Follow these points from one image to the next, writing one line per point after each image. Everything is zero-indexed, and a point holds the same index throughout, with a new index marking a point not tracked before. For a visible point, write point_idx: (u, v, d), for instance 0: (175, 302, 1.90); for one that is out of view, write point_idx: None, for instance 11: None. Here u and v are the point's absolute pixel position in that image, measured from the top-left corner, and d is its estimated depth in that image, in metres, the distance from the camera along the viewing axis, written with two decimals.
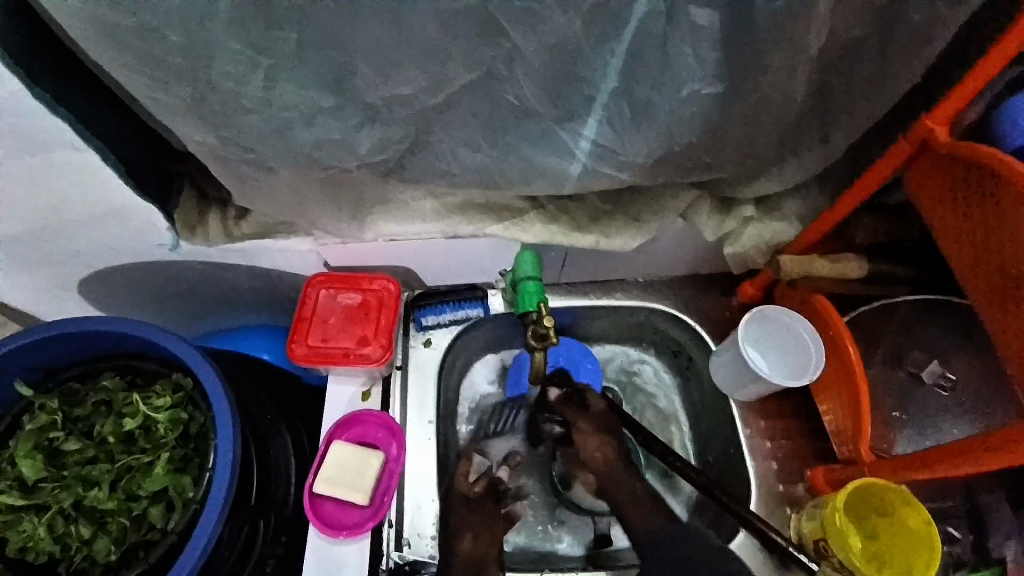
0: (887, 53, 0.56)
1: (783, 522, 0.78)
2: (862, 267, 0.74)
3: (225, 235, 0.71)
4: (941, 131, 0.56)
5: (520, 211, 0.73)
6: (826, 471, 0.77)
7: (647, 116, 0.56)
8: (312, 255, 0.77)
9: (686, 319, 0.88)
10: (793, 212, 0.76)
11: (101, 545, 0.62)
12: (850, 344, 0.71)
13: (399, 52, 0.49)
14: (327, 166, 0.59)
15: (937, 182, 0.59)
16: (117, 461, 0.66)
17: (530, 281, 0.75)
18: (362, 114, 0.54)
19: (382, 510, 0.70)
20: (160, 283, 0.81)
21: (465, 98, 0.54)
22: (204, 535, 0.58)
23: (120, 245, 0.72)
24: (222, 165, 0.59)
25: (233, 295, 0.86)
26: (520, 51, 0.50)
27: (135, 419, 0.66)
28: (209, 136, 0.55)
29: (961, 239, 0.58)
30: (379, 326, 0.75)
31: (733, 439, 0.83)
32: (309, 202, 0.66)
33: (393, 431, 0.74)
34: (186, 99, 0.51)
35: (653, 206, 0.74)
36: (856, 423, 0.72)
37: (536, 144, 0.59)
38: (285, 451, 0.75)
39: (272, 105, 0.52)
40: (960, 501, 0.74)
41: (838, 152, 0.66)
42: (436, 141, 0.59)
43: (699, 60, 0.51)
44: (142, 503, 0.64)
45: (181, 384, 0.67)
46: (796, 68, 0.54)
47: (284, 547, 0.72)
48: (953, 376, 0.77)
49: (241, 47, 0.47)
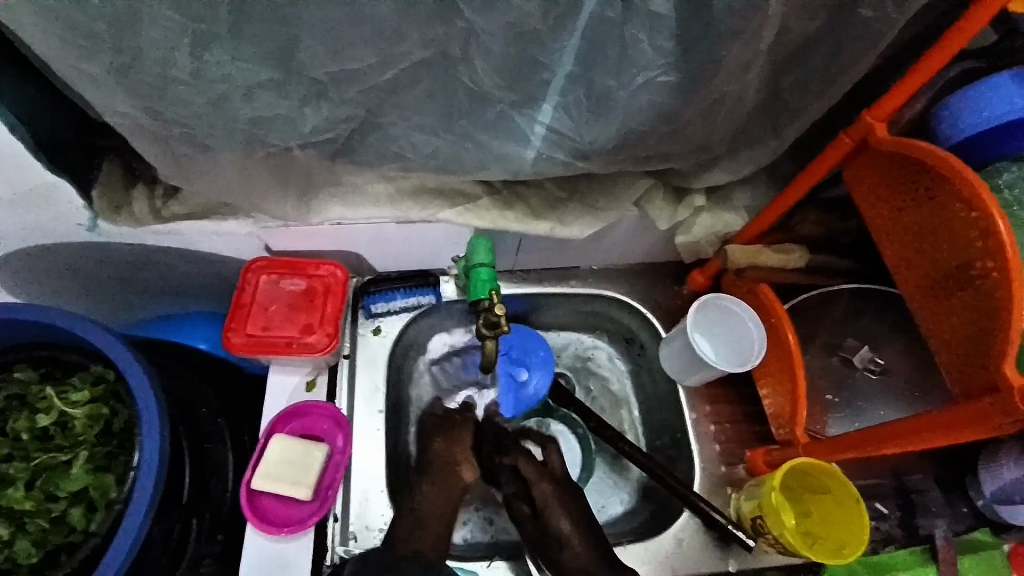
0: (835, 49, 0.57)
1: (724, 503, 0.81)
2: (803, 258, 0.78)
3: (154, 215, 0.65)
4: (879, 127, 0.58)
5: (474, 197, 0.71)
6: (765, 452, 0.79)
7: (603, 104, 0.55)
8: (253, 240, 0.73)
9: (637, 305, 0.89)
10: (741, 202, 0.78)
11: (22, 546, 0.57)
12: (789, 330, 0.74)
13: (344, 24, 0.45)
14: (267, 144, 0.55)
15: (875, 178, 0.61)
16: (33, 460, 0.61)
17: (484, 269, 0.73)
18: (304, 91, 0.50)
19: (328, 504, 0.67)
20: (83, 267, 0.74)
21: (418, 78, 0.52)
22: (131, 535, 0.54)
23: (33, 226, 0.65)
24: (146, 139, 0.54)
25: (166, 282, 0.80)
26: (475, 30, 0.47)
27: (50, 415, 0.61)
28: (132, 107, 0.50)
29: (896, 232, 0.60)
30: (326, 314, 0.72)
31: (682, 425, 0.85)
32: (248, 184, 0.62)
33: (340, 423, 0.72)
34: (102, 65, 0.46)
35: (608, 194, 0.73)
36: (794, 406, 0.76)
37: (491, 130, 0.58)
38: (224, 447, 0.71)
39: (204, 76, 0.47)
40: (888, 479, 0.80)
41: (785, 147, 0.68)
42: (386, 123, 0.56)
43: (657, 49, 0.51)
44: (61, 504, 0.59)
45: (102, 376, 0.62)
46: (750, 59, 0.54)
47: (222, 545, 0.69)
48: (882, 361, 0.82)
49: (164, 9, 0.43)
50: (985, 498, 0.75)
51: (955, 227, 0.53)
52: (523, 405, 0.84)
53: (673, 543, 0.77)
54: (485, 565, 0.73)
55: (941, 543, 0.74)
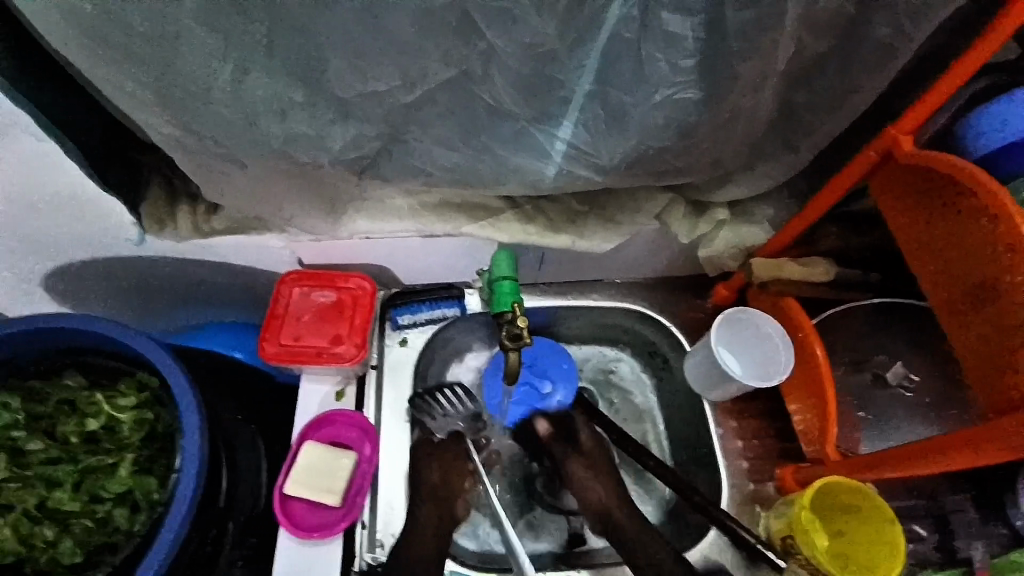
0: (855, 62, 0.57)
1: (753, 521, 0.79)
2: (830, 272, 0.77)
3: (194, 231, 0.69)
4: (903, 140, 0.57)
5: (497, 210, 0.73)
6: (794, 470, 0.78)
7: (621, 119, 0.57)
8: (286, 253, 0.76)
9: (661, 319, 0.89)
10: (763, 217, 0.78)
11: (66, 547, 0.60)
12: (817, 344, 0.73)
13: (372, 48, 0.48)
14: (300, 162, 0.58)
15: (899, 191, 0.60)
16: (81, 462, 0.64)
17: (506, 282, 0.74)
18: (334, 111, 0.53)
19: (356, 511, 0.69)
20: (129, 279, 0.79)
21: (441, 96, 0.54)
22: (170, 535, 0.57)
23: (86, 240, 0.70)
24: (189, 158, 0.57)
25: (204, 293, 0.84)
26: (495, 50, 0.50)
27: (99, 419, 0.64)
28: (177, 129, 0.53)
29: (923, 246, 0.59)
30: (354, 325, 0.74)
31: (706, 440, 0.84)
32: (282, 199, 0.65)
33: (366, 431, 0.73)
34: (153, 92, 0.49)
35: (629, 207, 0.74)
36: (823, 423, 0.74)
37: (511, 145, 0.60)
38: (256, 453, 0.74)
39: (242, 99, 0.51)
40: (923, 500, 0.77)
41: (807, 159, 0.67)
42: (411, 140, 0.58)
43: (674, 65, 0.52)
44: (107, 505, 0.62)
45: (147, 383, 0.65)
46: (767, 74, 0.54)
47: (252, 549, 0.71)
48: (916, 377, 0.80)
49: (209, 39, 0.46)
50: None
51: (981, 241, 0.52)
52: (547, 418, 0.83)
53: (701, 560, 0.77)
54: None
55: (979, 566, 0.72)
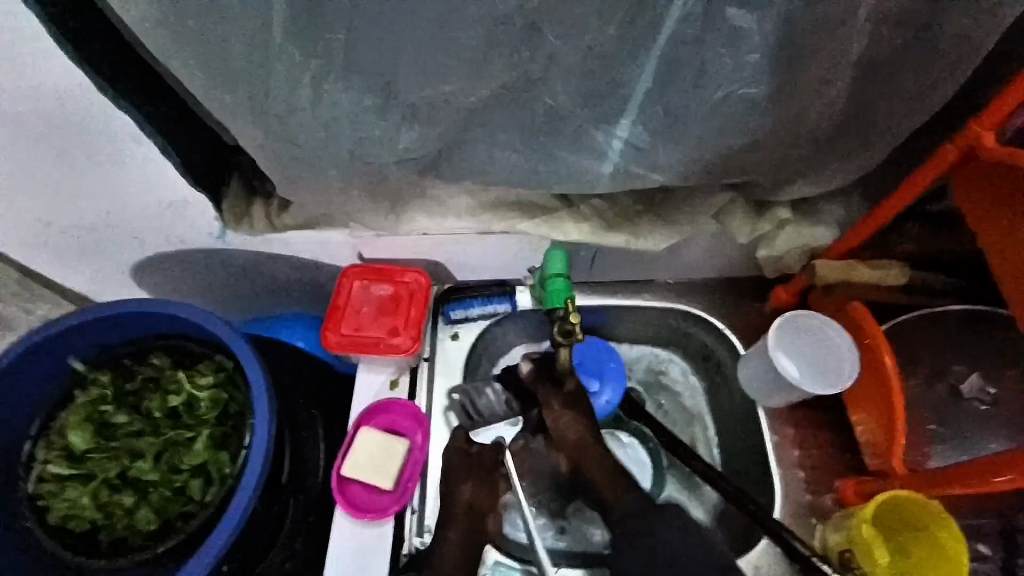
0: (936, 56, 0.54)
1: (808, 533, 0.76)
2: (904, 275, 0.73)
3: (269, 225, 0.74)
4: (987, 137, 0.54)
5: (551, 210, 0.74)
6: (857, 483, 0.74)
7: (681, 118, 0.56)
8: (348, 248, 0.80)
9: (716, 322, 0.87)
10: (829, 219, 0.75)
11: (143, 514, 0.66)
12: (886, 352, 0.69)
13: (439, 53, 0.50)
14: (367, 162, 0.61)
15: (982, 189, 0.56)
16: (163, 435, 0.70)
17: (559, 279, 0.76)
18: (401, 113, 0.56)
19: (407, 496, 0.72)
20: (207, 270, 0.85)
21: (503, 99, 0.55)
22: (241, 508, 0.61)
23: (171, 233, 0.76)
24: (265, 158, 0.61)
25: (272, 284, 0.89)
26: (558, 53, 0.50)
27: (181, 396, 0.70)
28: (257, 131, 0.57)
29: (1008, 250, 0.55)
30: (410, 318, 0.77)
31: (760, 446, 0.82)
32: (348, 197, 0.68)
33: (419, 420, 0.76)
34: (238, 97, 0.53)
35: (685, 206, 0.74)
36: (889, 435, 0.71)
37: (570, 146, 0.60)
38: (317, 436, 0.78)
39: (317, 103, 0.54)
40: (994, 519, 0.72)
41: (878, 158, 0.65)
42: (472, 141, 0.60)
43: (740, 65, 0.51)
44: (184, 476, 0.68)
45: (223, 365, 0.71)
46: (838, 71, 0.52)
47: (311, 526, 0.75)
48: (994, 391, 0.74)
49: (291, 48, 0.49)
50: None
51: None
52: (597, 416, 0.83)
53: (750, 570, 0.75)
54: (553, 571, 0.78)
55: None
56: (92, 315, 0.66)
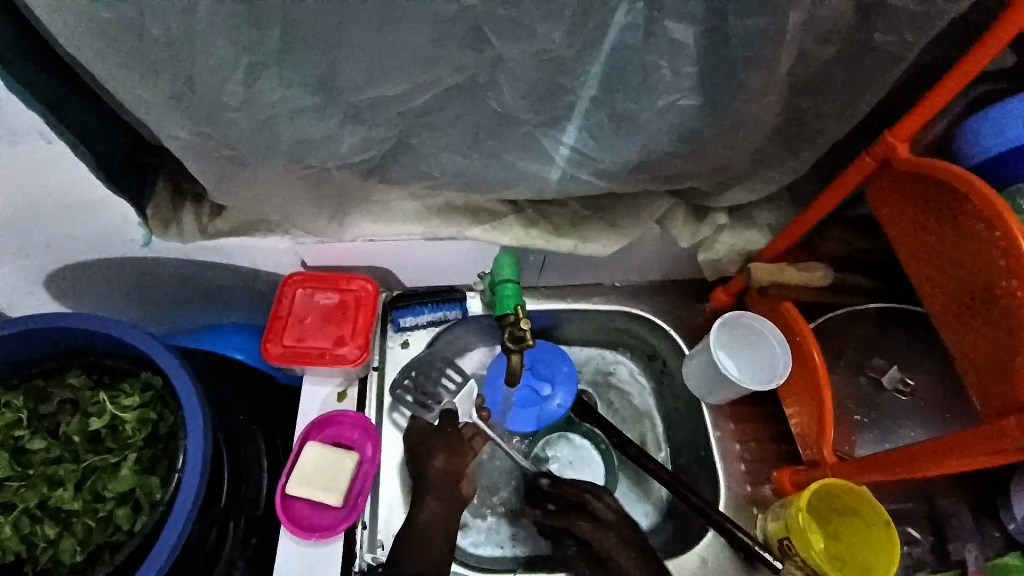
0: (853, 73, 0.58)
1: (750, 523, 0.80)
2: (828, 276, 0.77)
3: (200, 231, 0.70)
4: (900, 147, 0.59)
5: (500, 215, 0.74)
6: (792, 472, 0.78)
7: (625, 125, 0.57)
8: (290, 255, 0.77)
9: (661, 323, 0.90)
10: (763, 221, 0.79)
11: (66, 546, 0.61)
12: (814, 348, 0.74)
13: (383, 55, 0.49)
14: (309, 165, 0.58)
15: (896, 196, 0.61)
16: (84, 461, 0.64)
17: (508, 284, 0.75)
18: (344, 115, 0.54)
19: (356, 512, 0.69)
20: (134, 279, 0.79)
21: (449, 102, 0.55)
22: (172, 535, 0.58)
23: (92, 240, 0.70)
24: (199, 160, 0.58)
25: (207, 294, 0.85)
26: (504, 57, 0.50)
27: (102, 418, 0.64)
28: (189, 131, 0.54)
29: (922, 251, 0.60)
30: (357, 326, 0.75)
31: (705, 442, 0.85)
32: (290, 201, 0.66)
33: (368, 431, 0.74)
34: (167, 95, 0.50)
35: (630, 212, 0.76)
36: (820, 426, 0.75)
37: (517, 150, 0.61)
38: (258, 452, 0.74)
39: (254, 102, 0.51)
40: (922, 504, 0.80)
41: (806, 166, 0.69)
42: (419, 144, 0.59)
43: (678, 73, 0.53)
44: (108, 505, 0.62)
45: (150, 382, 0.65)
46: (768, 84, 0.55)
47: (253, 550, 0.71)
48: (912, 381, 0.81)
49: (225, 44, 0.47)
50: (1017, 522, 0.74)
51: (975, 245, 0.54)
52: (547, 419, 0.84)
53: (698, 562, 0.77)
54: None
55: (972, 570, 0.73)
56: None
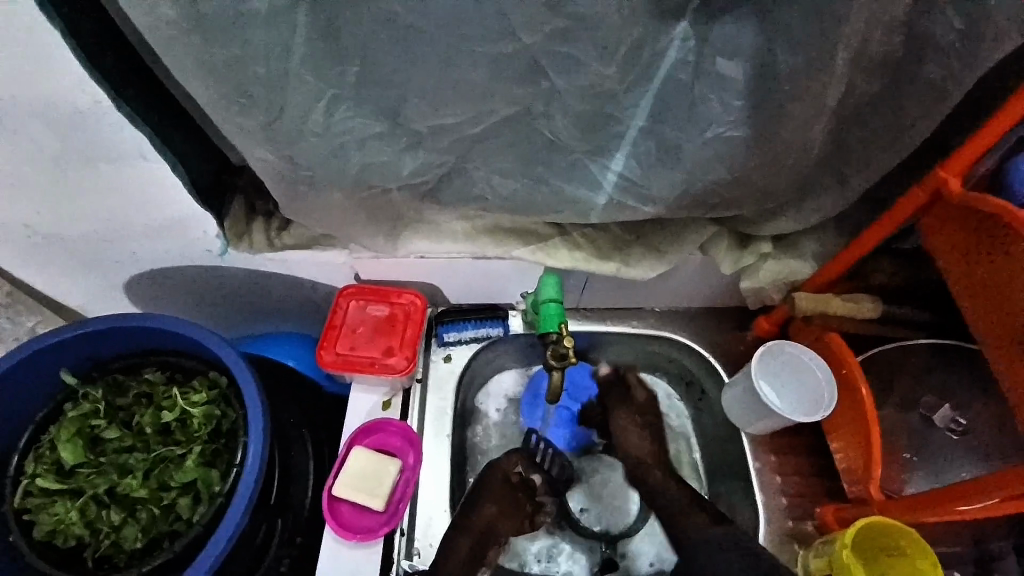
0: (901, 106, 0.59)
1: (791, 560, 0.78)
2: (877, 308, 0.76)
3: (269, 244, 0.76)
4: (952, 181, 0.58)
5: (546, 237, 0.77)
6: (836, 509, 0.76)
7: (672, 154, 0.60)
8: (346, 269, 0.82)
9: (700, 349, 0.91)
10: (808, 251, 0.79)
11: (129, 532, 0.65)
12: (861, 381, 0.72)
13: (448, 87, 0.53)
14: (373, 186, 0.63)
15: (950, 231, 0.61)
16: (153, 452, 0.69)
17: (552, 304, 0.78)
18: (408, 141, 0.58)
19: (398, 517, 0.72)
20: (203, 286, 0.85)
21: (504, 130, 0.59)
22: (231, 524, 0.61)
23: (171, 249, 0.77)
24: (276, 179, 0.63)
25: (267, 303, 0.91)
26: (558, 90, 0.54)
27: (172, 412, 0.69)
28: (270, 154, 0.59)
29: (974, 286, 0.59)
30: (405, 339, 0.79)
31: (744, 472, 0.84)
32: (351, 219, 0.71)
33: (411, 441, 0.77)
34: (255, 122, 0.55)
35: (673, 238, 0.77)
36: (866, 461, 0.73)
37: (566, 176, 0.64)
38: (306, 454, 0.78)
39: (329, 128, 0.56)
40: (973, 548, 0.77)
41: (853, 197, 0.69)
42: (474, 168, 0.63)
43: (725, 106, 0.55)
44: (172, 494, 0.67)
45: (217, 382, 0.71)
46: (815, 118, 0.57)
47: (298, 548, 0.74)
48: (965, 420, 0.78)
49: (310, 77, 0.51)
50: None
51: None
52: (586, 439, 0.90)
53: None
54: None
55: None
56: (82, 330, 0.68)
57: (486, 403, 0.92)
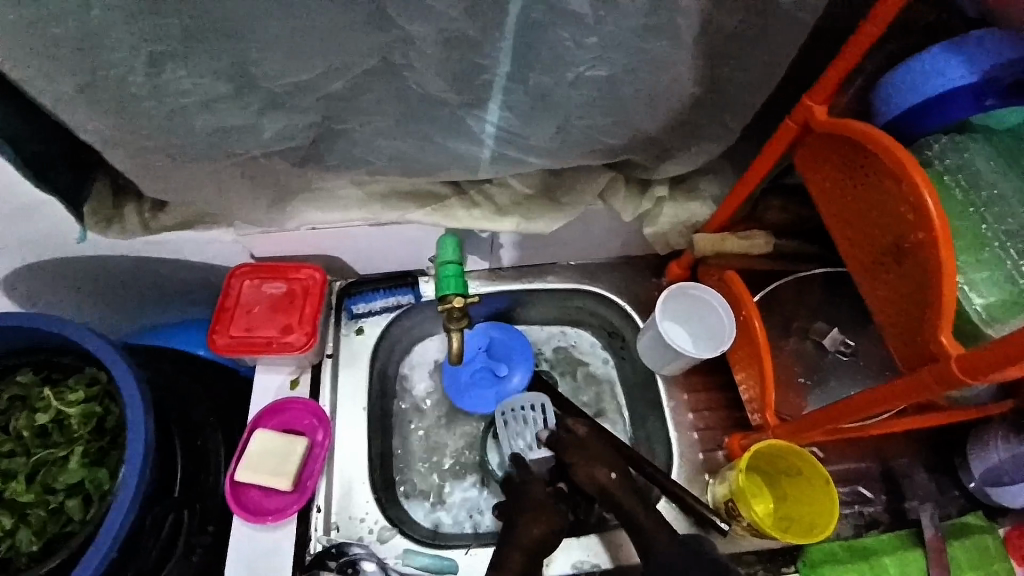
0: (764, 34, 0.58)
1: (703, 490, 0.81)
2: (768, 244, 0.78)
3: (144, 227, 0.71)
4: (818, 109, 0.59)
5: (442, 197, 0.75)
6: (741, 437, 0.80)
7: (543, 101, 0.58)
8: (238, 247, 0.78)
9: (616, 299, 0.92)
10: (707, 192, 0.79)
11: (23, 536, 0.62)
12: (755, 314, 0.75)
13: (287, 40, 0.49)
14: (233, 154, 0.59)
15: (819, 159, 0.61)
16: (34, 455, 0.66)
17: (451, 265, 0.76)
18: (261, 101, 0.54)
19: (308, 493, 0.71)
20: (83, 278, 0.80)
21: (366, 86, 0.55)
22: (119, 517, 0.59)
23: (32, 242, 0.71)
24: (125, 155, 0.58)
25: (163, 292, 0.86)
26: (411, 37, 0.50)
27: (47, 413, 0.66)
28: (105, 126, 0.54)
29: (842, 212, 0.60)
30: (304, 315, 0.76)
31: (661, 414, 0.86)
32: (225, 193, 0.66)
33: (320, 418, 0.75)
34: (74, 89, 0.50)
35: (571, 189, 0.76)
36: (762, 390, 0.76)
37: (445, 131, 0.61)
38: (215, 443, 0.76)
39: (162, 92, 0.51)
40: (875, 464, 0.82)
41: (734, 135, 0.69)
42: (347, 129, 0.60)
43: (584, 45, 0.52)
44: (59, 496, 0.64)
45: (96, 378, 0.67)
46: (680, 52, 0.55)
47: (211, 536, 0.72)
48: (852, 343, 0.82)
49: (122, 35, 0.46)
50: (976, 480, 0.78)
51: (889, 202, 0.53)
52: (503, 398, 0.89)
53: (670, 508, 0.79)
54: (464, 552, 0.76)
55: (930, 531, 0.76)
56: None
57: (413, 371, 0.92)
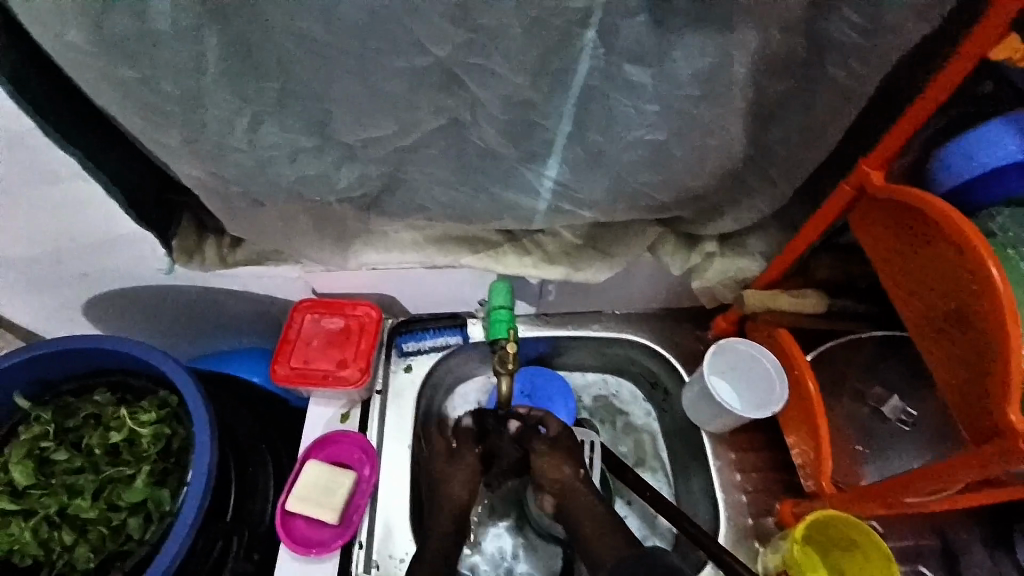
0: (815, 103, 0.60)
1: (750, 556, 0.78)
2: (822, 303, 0.77)
3: (221, 261, 0.77)
4: (874, 175, 0.60)
5: (495, 244, 0.78)
6: (793, 504, 0.77)
7: (597, 160, 0.61)
8: (301, 283, 0.83)
9: (661, 350, 0.92)
10: (756, 249, 0.80)
11: (81, 552, 0.66)
12: (808, 377, 0.73)
13: (368, 101, 0.54)
14: (309, 199, 0.64)
15: (875, 224, 0.61)
16: (102, 472, 0.70)
17: (502, 311, 0.79)
18: (339, 154, 0.59)
19: (353, 528, 0.72)
20: (160, 304, 0.86)
21: (434, 141, 0.60)
22: (174, 548, 0.61)
23: (122, 271, 0.77)
24: (214, 198, 0.64)
25: (228, 321, 0.91)
26: (479, 101, 0.55)
27: (121, 432, 0.70)
28: (203, 172, 0.60)
29: (899, 277, 0.60)
30: (359, 350, 0.79)
31: (705, 471, 0.84)
32: (297, 234, 0.72)
33: (367, 453, 0.77)
34: (181, 140, 0.56)
35: (620, 240, 0.78)
36: (816, 455, 0.73)
37: (502, 183, 0.65)
38: (266, 470, 0.79)
39: (256, 145, 0.57)
40: (936, 540, 0.77)
41: (786, 194, 0.70)
42: (411, 179, 0.64)
43: (640, 110, 0.56)
44: (121, 514, 0.67)
45: (168, 401, 0.72)
46: (732, 118, 0.58)
47: (255, 565, 0.74)
48: (915, 412, 0.79)
49: (230, 96, 0.52)
50: None
51: (951, 270, 0.53)
52: None
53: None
54: None
55: None
56: (28, 354, 0.68)
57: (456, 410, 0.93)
